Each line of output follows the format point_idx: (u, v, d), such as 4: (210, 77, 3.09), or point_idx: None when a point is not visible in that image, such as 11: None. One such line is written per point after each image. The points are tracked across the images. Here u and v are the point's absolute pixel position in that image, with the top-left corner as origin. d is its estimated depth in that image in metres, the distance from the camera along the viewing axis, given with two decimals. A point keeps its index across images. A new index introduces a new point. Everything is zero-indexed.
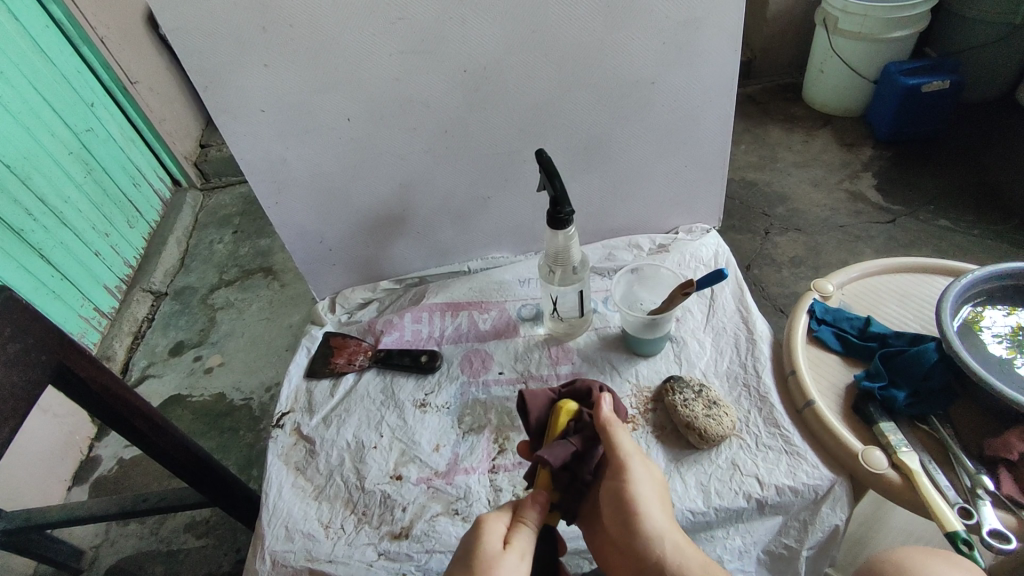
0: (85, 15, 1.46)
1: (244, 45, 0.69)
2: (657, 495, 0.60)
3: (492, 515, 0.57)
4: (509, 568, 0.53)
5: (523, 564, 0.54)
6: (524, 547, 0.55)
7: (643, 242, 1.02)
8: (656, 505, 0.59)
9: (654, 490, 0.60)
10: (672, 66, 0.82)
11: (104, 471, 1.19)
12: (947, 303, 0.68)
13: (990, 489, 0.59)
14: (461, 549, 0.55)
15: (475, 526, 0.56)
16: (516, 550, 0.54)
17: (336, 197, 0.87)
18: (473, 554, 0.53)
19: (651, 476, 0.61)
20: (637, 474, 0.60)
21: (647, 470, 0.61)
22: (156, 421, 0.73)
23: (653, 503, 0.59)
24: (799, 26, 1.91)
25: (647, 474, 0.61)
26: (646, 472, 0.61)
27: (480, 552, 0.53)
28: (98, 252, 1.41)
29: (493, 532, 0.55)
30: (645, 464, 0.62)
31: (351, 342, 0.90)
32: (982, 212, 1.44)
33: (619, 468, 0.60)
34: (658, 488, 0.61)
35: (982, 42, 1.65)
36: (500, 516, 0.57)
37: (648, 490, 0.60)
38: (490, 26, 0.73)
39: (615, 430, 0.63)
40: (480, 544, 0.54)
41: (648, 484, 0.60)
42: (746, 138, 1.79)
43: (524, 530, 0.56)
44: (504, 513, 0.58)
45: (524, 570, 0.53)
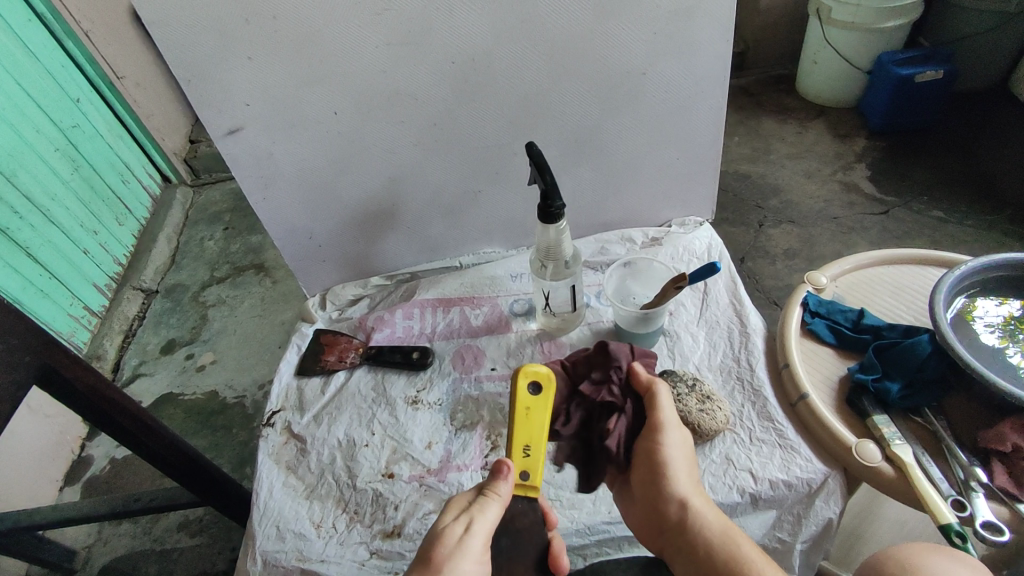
0: (68, 8, 1.44)
1: (226, 37, 0.67)
2: (692, 465, 0.64)
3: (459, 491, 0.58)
4: (455, 540, 0.52)
5: (470, 535, 0.52)
6: (476, 517, 0.54)
7: (635, 235, 1.01)
8: (689, 472, 0.63)
9: (688, 459, 0.64)
10: (664, 57, 0.81)
11: (95, 470, 1.18)
12: (940, 295, 0.67)
13: (983, 481, 0.59)
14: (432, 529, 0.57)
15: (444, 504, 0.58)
16: (466, 522, 0.53)
17: (324, 193, 0.86)
18: (429, 532, 0.54)
19: (688, 446, 0.65)
20: (674, 443, 0.64)
21: (685, 440, 0.65)
22: (145, 421, 0.72)
23: (685, 471, 0.63)
24: (792, 17, 1.90)
25: (683, 443, 0.65)
26: (684, 440, 0.65)
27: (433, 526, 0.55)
28: (86, 249, 1.39)
29: (453, 503, 0.56)
30: (685, 433, 0.66)
31: (342, 338, 0.89)
32: (974, 202, 1.44)
33: (657, 433, 0.64)
34: (692, 457, 0.65)
35: (974, 31, 1.64)
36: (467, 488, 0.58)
37: (682, 459, 0.63)
38: (478, 17, 0.71)
39: (659, 391, 0.67)
40: (435, 521, 0.55)
41: (683, 452, 0.64)
42: (739, 130, 1.78)
43: (484, 501, 0.55)
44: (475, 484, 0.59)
45: (473, 538, 0.52)
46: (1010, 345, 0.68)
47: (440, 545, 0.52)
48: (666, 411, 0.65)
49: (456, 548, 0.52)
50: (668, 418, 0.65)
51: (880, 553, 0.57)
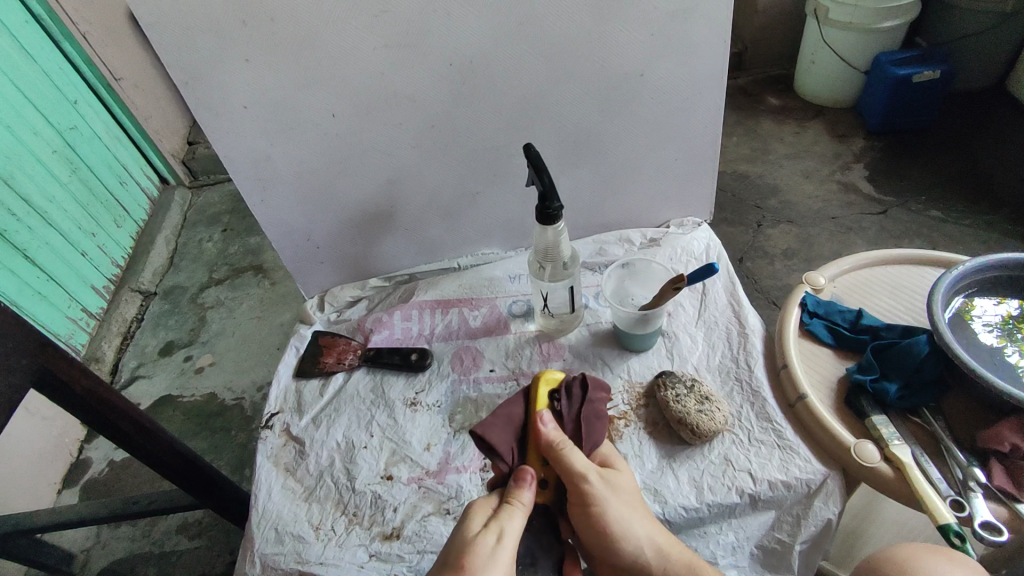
0: (66, 10, 1.44)
1: (223, 39, 0.67)
2: (631, 505, 0.61)
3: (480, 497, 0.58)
4: (487, 552, 0.52)
5: (501, 546, 0.52)
6: (504, 527, 0.54)
7: (634, 236, 1.01)
8: (631, 518, 0.60)
9: (626, 506, 0.60)
10: (662, 58, 0.81)
11: (94, 473, 1.18)
12: (938, 295, 0.67)
13: (982, 482, 0.59)
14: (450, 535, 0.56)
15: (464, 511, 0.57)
16: (496, 531, 0.53)
17: (322, 195, 0.86)
18: (455, 539, 0.54)
19: (620, 491, 0.61)
20: (607, 499, 0.59)
21: (615, 488, 0.61)
22: (143, 424, 0.72)
23: (628, 518, 0.60)
24: (790, 17, 1.90)
25: (614, 489, 0.60)
26: (614, 487, 0.61)
27: (459, 533, 0.54)
28: (84, 251, 1.39)
29: (476, 509, 0.56)
30: (610, 479, 0.61)
31: (341, 340, 0.89)
32: (972, 202, 1.44)
33: (586, 499, 0.59)
34: (629, 498, 0.61)
35: (972, 32, 1.64)
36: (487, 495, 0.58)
37: (621, 509, 0.60)
38: (476, 18, 0.71)
39: (567, 451, 0.60)
40: (461, 530, 0.55)
41: (619, 501, 0.60)
42: (738, 130, 1.78)
43: (511, 510, 0.55)
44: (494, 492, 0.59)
45: (503, 549, 0.52)
46: (1009, 345, 0.68)
47: (471, 555, 0.51)
48: (582, 471, 0.59)
49: (487, 559, 0.51)
50: (590, 478, 0.59)
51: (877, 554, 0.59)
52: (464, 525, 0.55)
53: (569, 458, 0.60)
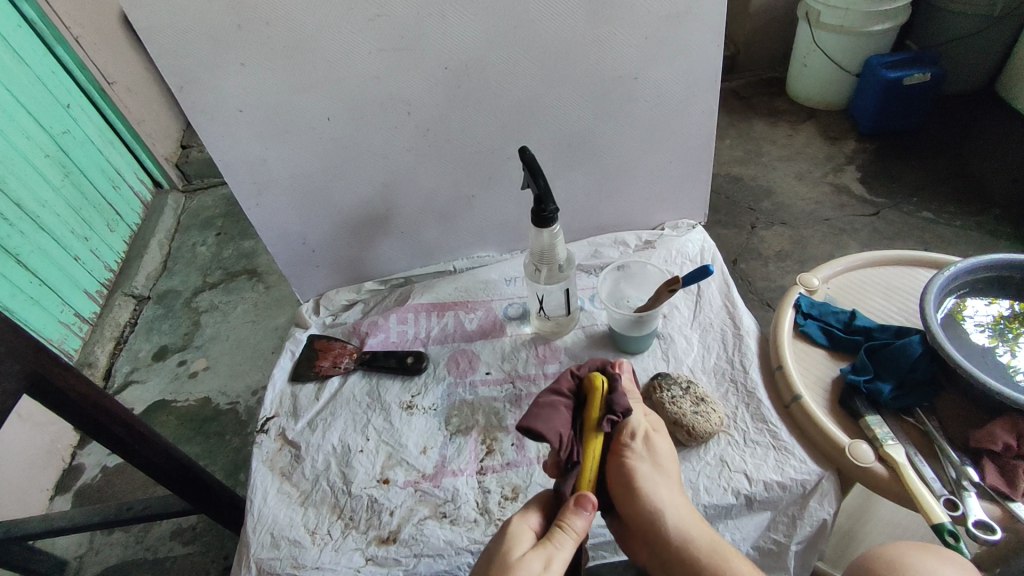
0: (58, 14, 1.44)
1: (219, 42, 0.67)
2: (665, 475, 0.63)
3: (517, 517, 0.58)
4: None
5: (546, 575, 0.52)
6: (551, 554, 0.53)
7: (628, 238, 1.01)
8: (663, 485, 0.62)
9: (663, 469, 0.64)
10: (655, 61, 0.82)
11: (87, 478, 1.17)
12: (931, 295, 0.68)
13: (974, 481, 0.59)
14: (491, 551, 0.56)
15: (502, 530, 0.57)
16: (543, 559, 0.53)
17: (317, 198, 0.86)
18: (496, 559, 0.54)
19: (659, 456, 0.65)
20: (643, 458, 0.64)
21: (655, 454, 0.65)
22: (139, 429, 0.72)
23: (658, 482, 0.62)
24: (782, 20, 1.92)
25: (653, 452, 0.65)
26: (652, 451, 0.65)
27: (501, 553, 0.54)
28: (77, 256, 1.38)
29: (517, 529, 0.56)
30: (652, 445, 0.65)
31: (336, 344, 0.89)
32: (962, 204, 1.46)
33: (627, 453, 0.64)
34: (666, 468, 0.64)
35: (962, 35, 1.66)
36: (527, 516, 0.58)
37: (657, 470, 0.63)
38: (470, 22, 0.72)
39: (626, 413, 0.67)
40: (505, 550, 0.54)
41: (654, 466, 0.63)
42: (731, 132, 1.79)
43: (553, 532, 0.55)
44: (534, 511, 0.58)
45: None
46: (1000, 345, 0.68)
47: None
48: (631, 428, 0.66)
49: None
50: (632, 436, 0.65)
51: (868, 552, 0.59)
52: (503, 545, 0.55)
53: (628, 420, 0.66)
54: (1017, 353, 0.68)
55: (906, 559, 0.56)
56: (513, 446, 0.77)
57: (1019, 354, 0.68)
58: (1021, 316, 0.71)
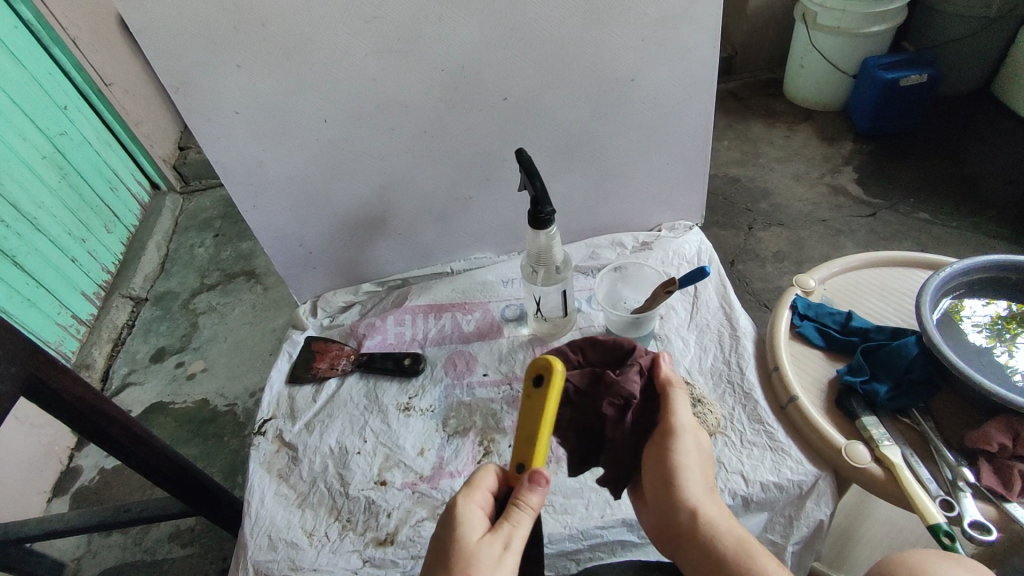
0: (54, 15, 1.43)
1: (215, 45, 0.67)
2: (702, 473, 0.59)
3: (463, 497, 0.54)
4: (492, 561, 0.49)
5: (507, 554, 0.50)
6: (509, 534, 0.51)
7: (626, 240, 1.02)
8: (703, 485, 0.58)
9: (699, 462, 0.59)
10: (652, 63, 0.82)
11: (85, 480, 1.17)
12: (927, 296, 0.68)
13: (970, 481, 0.60)
14: (438, 536, 0.53)
15: (448, 514, 0.53)
16: (501, 540, 0.50)
17: (314, 200, 0.86)
18: (448, 547, 0.51)
19: (700, 454, 0.60)
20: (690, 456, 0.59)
21: (698, 450, 0.60)
22: (135, 431, 0.72)
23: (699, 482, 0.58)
24: (779, 22, 1.92)
25: (698, 447, 0.60)
26: (696, 450, 0.60)
27: (452, 545, 0.51)
28: (74, 257, 1.38)
29: (466, 513, 0.52)
30: (694, 443, 0.60)
31: (334, 346, 0.89)
32: (959, 204, 1.46)
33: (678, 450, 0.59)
34: (705, 464, 0.60)
35: (958, 36, 1.66)
36: (475, 496, 0.54)
37: (695, 462, 0.59)
38: (466, 24, 0.72)
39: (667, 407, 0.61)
40: (456, 536, 0.51)
41: (698, 462, 0.59)
42: (729, 133, 1.79)
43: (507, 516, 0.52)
44: (482, 489, 0.55)
45: (507, 558, 0.50)
46: (998, 345, 0.69)
47: (477, 563, 0.49)
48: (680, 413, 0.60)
49: (494, 568, 0.49)
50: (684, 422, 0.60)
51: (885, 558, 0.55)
52: (454, 534, 0.51)
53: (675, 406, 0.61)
54: (1016, 353, 0.68)
55: (926, 566, 0.52)
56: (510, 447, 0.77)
57: (1017, 354, 0.68)
58: (1019, 317, 0.71)
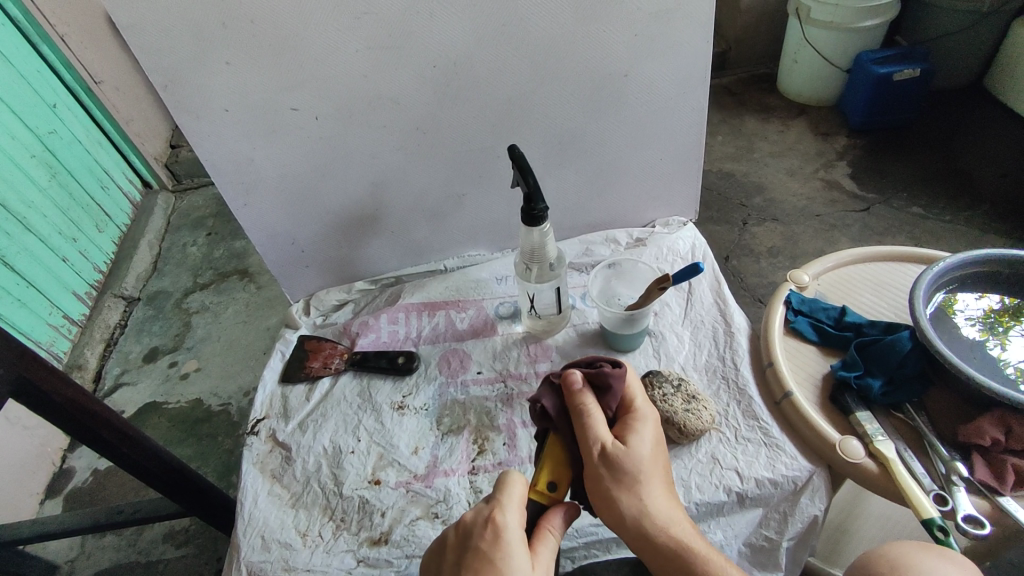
0: (42, 12, 1.42)
1: (203, 42, 0.66)
2: (643, 475, 0.55)
3: (509, 517, 0.50)
4: None
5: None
6: (548, 563, 0.50)
7: (620, 236, 1.01)
8: (642, 487, 0.55)
9: (636, 474, 0.55)
10: (645, 58, 0.82)
11: (78, 482, 1.16)
12: (920, 291, 0.68)
13: (964, 475, 0.60)
14: (477, 553, 0.49)
15: (495, 534, 0.49)
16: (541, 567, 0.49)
17: (306, 198, 0.85)
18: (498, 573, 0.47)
19: (637, 457, 0.55)
20: (609, 462, 0.55)
21: (625, 453, 0.55)
22: (126, 432, 0.71)
23: (638, 485, 0.55)
24: (772, 16, 1.92)
25: (625, 453, 0.55)
26: (625, 455, 0.55)
27: (509, 573, 0.47)
28: (65, 257, 1.37)
29: (515, 538, 0.49)
30: (625, 447, 0.56)
31: (327, 344, 0.89)
32: (952, 198, 1.46)
33: (595, 466, 0.55)
34: (644, 463, 0.55)
35: (951, 30, 1.66)
36: (518, 514, 0.51)
37: (626, 476, 0.55)
38: (457, 19, 0.71)
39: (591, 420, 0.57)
40: (506, 562, 0.48)
41: (629, 468, 0.55)
42: (723, 129, 1.79)
43: (546, 542, 0.51)
44: (521, 505, 0.52)
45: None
46: (990, 338, 0.69)
47: None
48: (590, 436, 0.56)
49: None
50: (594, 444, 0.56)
51: (869, 553, 0.55)
52: (508, 560, 0.48)
53: (592, 426, 0.56)
54: (1009, 346, 0.69)
55: (911, 560, 0.52)
56: (505, 446, 0.76)
57: (1009, 347, 0.69)
58: (1010, 310, 0.71)
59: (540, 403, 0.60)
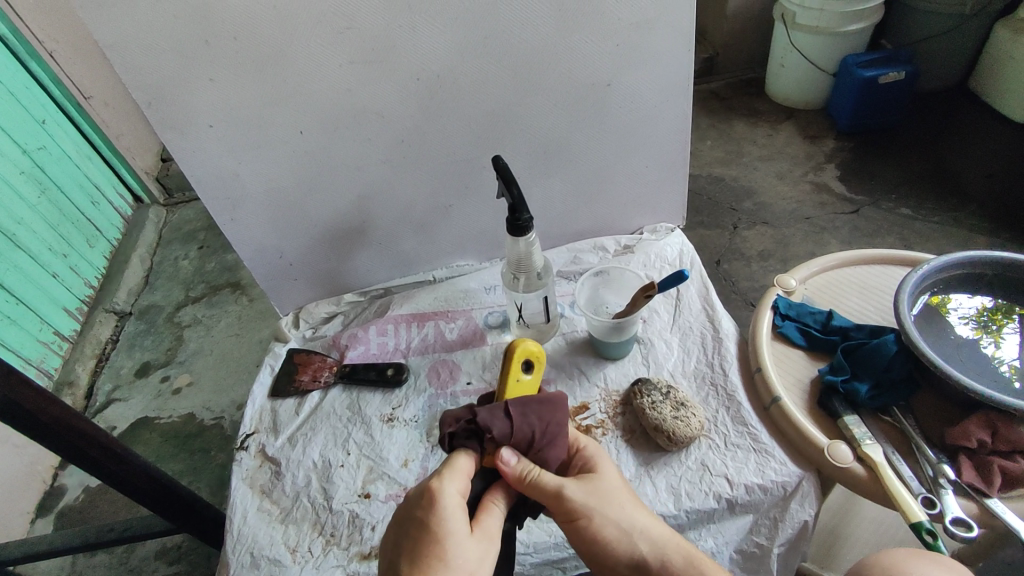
0: (30, 29, 1.42)
1: (187, 58, 0.66)
2: (621, 499, 0.57)
3: (447, 485, 0.50)
4: (476, 558, 0.48)
5: (490, 550, 0.50)
6: (492, 531, 0.51)
7: (608, 243, 1.02)
8: (623, 517, 0.55)
9: (615, 505, 0.56)
10: (628, 67, 0.82)
11: (69, 500, 1.15)
12: (905, 293, 0.68)
13: (952, 478, 0.60)
14: (416, 522, 0.49)
15: (430, 502, 0.49)
16: (485, 536, 0.50)
17: (293, 212, 0.85)
18: (433, 539, 0.48)
19: (604, 488, 0.56)
20: (594, 503, 0.55)
21: (597, 489, 0.56)
22: (115, 450, 0.70)
23: (618, 515, 0.55)
24: (758, 22, 1.93)
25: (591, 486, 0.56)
26: (594, 491, 0.56)
27: (444, 539, 0.48)
28: (55, 273, 1.36)
29: (452, 504, 0.49)
30: (591, 482, 0.56)
31: (316, 357, 0.88)
32: (940, 199, 1.47)
33: (571, 512, 0.54)
34: (615, 491, 0.57)
35: (935, 33, 1.68)
36: (459, 482, 0.51)
37: (611, 511, 0.55)
38: (440, 32, 0.71)
39: (534, 480, 0.54)
40: (443, 528, 0.48)
41: (600, 501, 0.55)
42: (712, 133, 1.80)
43: (492, 512, 0.53)
44: (465, 474, 0.52)
45: (492, 553, 0.50)
46: (984, 337, 0.69)
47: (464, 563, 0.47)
48: (558, 492, 0.54)
49: (478, 562, 0.48)
50: (568, 495, 0.54)
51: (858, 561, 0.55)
52: (443, 526, 0.48)
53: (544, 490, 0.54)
54: (1002, 344, 0.69)
55: (899, 566, 0.52)
56: None
57: (1003, 344, 0.69)
58: (1003, 308, 0.72)
59: (487, 435, 0.53)
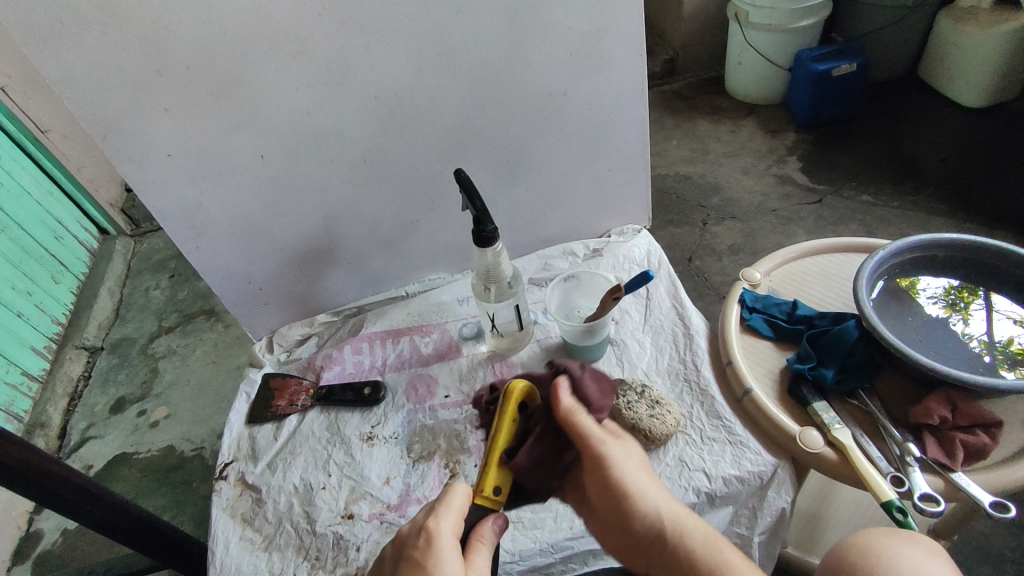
0: None
1: (139, 89, 0.66)
2: (647, 469, 0.58)
3: (441, 525, 0.52)
4: None
5: None
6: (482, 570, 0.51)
7: (576, 248, 1.03)
8: (645, 481, 0.57)
9: (640, 470, 0.58)
10: (583, 76, 0.84)
11: (47, 544, 1.12)
12: (863, 280, 0.70)
13: (917, 456, 0.62)
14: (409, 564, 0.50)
15: (427, 542, 0.51)
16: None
17: (259, 236, 0.84)
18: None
19: (634, 453, 0.59)
20: (620, 458, 0.57)
21: (626, 449, 0.59)
22: (89, 490, 0.69)
23: (642, 481, 0.57)
24: (713, 21, 1.97)
25: (625, 448, 0.59)
26: (628, 451, 0.59)
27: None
28: (20, 312, 1.33)
29: (448, 544, 0.51)
30: (625, 443, 0.59)
31: (292, 381, 0.88)
32: (898, 184, 1.52)
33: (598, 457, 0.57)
34: (643, 461, 0.59)
35: (882, 24, 1.73)
36: (453, 520, 0.52)
37: (635, 473, 0.57)
38: (394, 51, 0.72)
39: (580, 415, 0.59)
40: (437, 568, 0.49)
41: (630, 462, 0.58)
42: (676, 133, 1.83)
43: (482, 550, 0.52)
44: (459, 513, 0.53)
45: None
46: (953, 315, 0.72)
47: None
48: (595, 436, 0.58)
49: None
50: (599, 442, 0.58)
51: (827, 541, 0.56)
52: (439, 564, 0.49)
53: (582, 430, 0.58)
54: (970, 321, 0.71)
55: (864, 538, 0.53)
56: (476, 467, 0.77)
57: (971, 321, 0.71)
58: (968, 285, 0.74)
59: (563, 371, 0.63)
